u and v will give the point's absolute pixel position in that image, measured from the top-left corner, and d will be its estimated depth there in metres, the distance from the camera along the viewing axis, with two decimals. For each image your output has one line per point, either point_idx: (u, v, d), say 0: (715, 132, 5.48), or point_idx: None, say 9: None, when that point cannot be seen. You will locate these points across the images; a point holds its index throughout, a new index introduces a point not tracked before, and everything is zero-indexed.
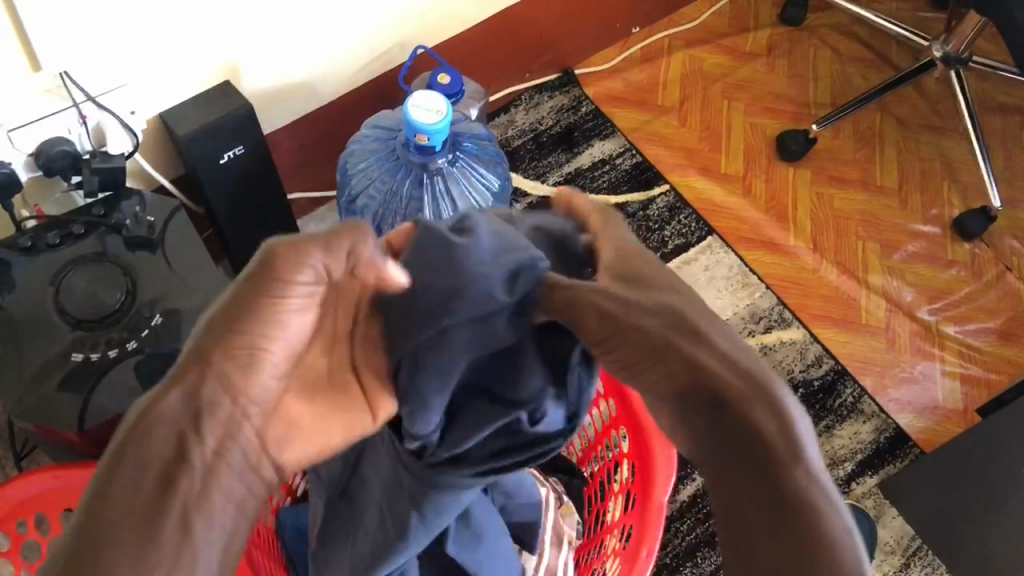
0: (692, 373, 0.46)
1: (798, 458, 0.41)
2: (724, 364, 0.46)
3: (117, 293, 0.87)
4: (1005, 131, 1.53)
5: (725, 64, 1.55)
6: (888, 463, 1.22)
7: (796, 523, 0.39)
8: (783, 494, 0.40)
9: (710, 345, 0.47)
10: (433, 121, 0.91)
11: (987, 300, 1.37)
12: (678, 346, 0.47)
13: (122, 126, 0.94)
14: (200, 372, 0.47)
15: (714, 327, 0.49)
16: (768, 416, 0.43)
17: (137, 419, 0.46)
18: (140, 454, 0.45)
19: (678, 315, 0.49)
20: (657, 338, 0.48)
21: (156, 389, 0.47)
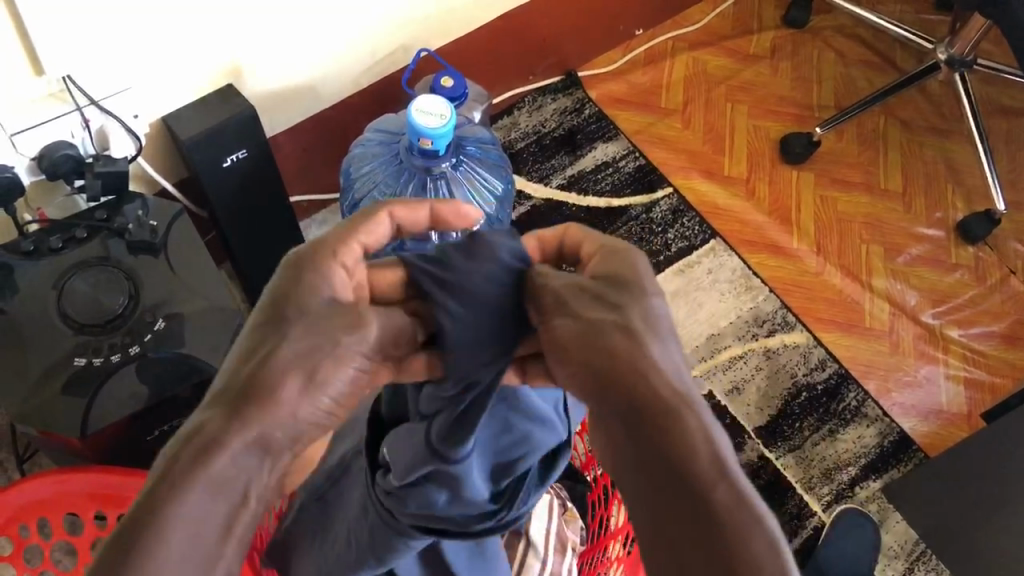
0: (629, 380, 0.48)
1: (722, 476, 0.43)
2: (662, 370, 0.48)
3: (119, 297, 0.87)
4: (1009, 133, 1.53)
5: (729, 66, 1.54)
6: (891, 467, 1.22)
7: (717, 537, 0.41)
8: (711, 508, 0.42)
9: (651, 348, 0.49)
10: (437, 125, 0.91)
11: (992, 303, 1.36)
12: (613, 344, 0.49)
13: (125, 130, 0.93)
14: (256, 394, 0.46)
15: (651, 326, 0.51)
16: (697, 426, 0.45)
17: (198, 453, 0.43)
18: (206, 474, 0.43)
19: (617, 319, 0.51)
20: (591, 333, 0.51)
21: (216, 426, 0.45)
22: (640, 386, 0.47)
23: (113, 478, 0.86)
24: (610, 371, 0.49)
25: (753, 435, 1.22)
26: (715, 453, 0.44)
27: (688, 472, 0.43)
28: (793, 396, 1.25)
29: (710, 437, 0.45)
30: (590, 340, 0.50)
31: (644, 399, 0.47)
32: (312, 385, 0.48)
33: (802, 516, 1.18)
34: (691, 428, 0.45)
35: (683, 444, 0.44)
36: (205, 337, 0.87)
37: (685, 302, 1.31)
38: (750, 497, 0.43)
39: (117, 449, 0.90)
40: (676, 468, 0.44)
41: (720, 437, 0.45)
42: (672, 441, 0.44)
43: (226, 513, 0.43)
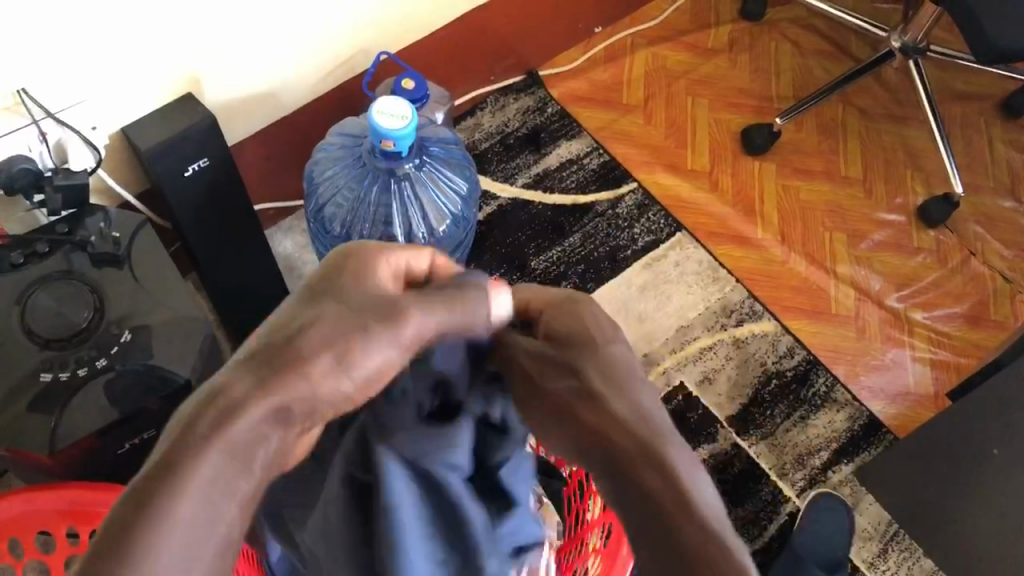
0: (631, 468, 0.45)
1: (691, 516, 0.43)
2: (633, 422, 0.47)
3: (84, 310, 0.86)
4: (965, 118, 1.55)
5: (688, 61, 1.56)
6: (862, 451, 1.24)
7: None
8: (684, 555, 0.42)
9: (618, 405, 0.48)
10: (400, 127, 0.91)
11: (954, 285, 1.39)
12: (580, 417, 0.48)
13: (83, 141, 0.92)
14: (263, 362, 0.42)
15: (612, 378, 0.49)
16: (663, 482, 0.44)
17: (231, 391, 0.41)
18: (260, 417, 0.40)
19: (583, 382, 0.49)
20: (566, 410, 0.50)
21: (245, 370, 0.42)
22: (610, 439, 0.47)
23: (84, 494, 0.85)
24: (598, 445, 0.47)
25: (725, 424, 1.24)
26: (684, 496, 0.44)
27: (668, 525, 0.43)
28: (763, 384, 1.27)
29: (695, 498, 0.43)
30: (568, 410, 0.49)
31: (619, 450, 0.46)
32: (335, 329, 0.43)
33: (777, 502, 1.19)
34: (650, 481, 0.44)
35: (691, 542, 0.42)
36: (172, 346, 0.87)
37: (653, 295, 1.32)
38: (733, 555, 0.41)
39: (88, 464, 0.89)
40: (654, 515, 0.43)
41: (696, 481, 0.45)
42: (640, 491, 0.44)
43: (240, 483, 0.39)
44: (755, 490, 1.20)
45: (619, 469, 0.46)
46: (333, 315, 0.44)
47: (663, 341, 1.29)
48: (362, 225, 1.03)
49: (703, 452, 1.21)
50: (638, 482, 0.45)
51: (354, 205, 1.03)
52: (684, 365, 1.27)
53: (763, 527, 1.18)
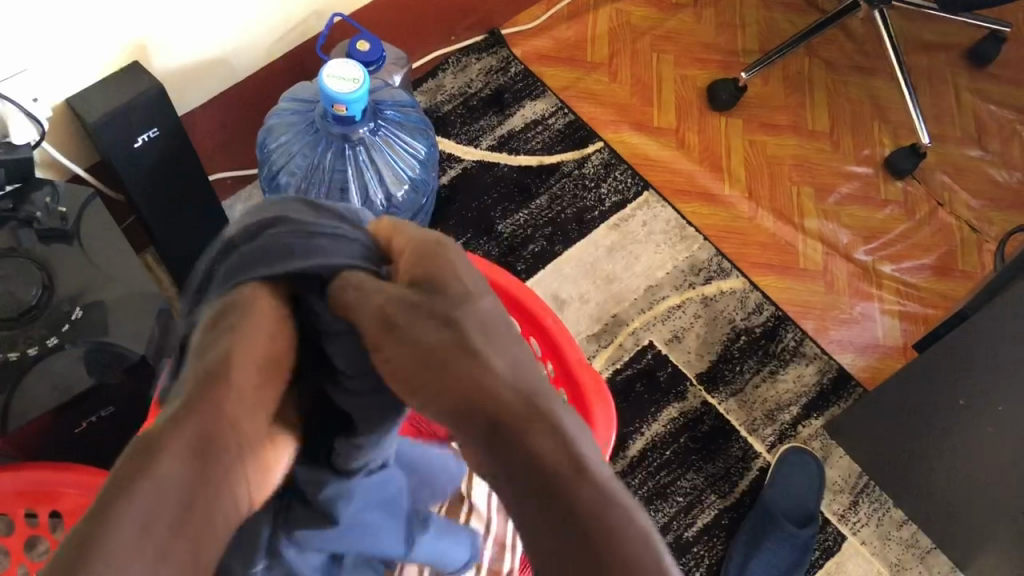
0: (483, 408, 0.50)
1: (578, 473, 0.47)
2: (503, 382, 0.50)
3: (33, 288, 0.83)
4: (931, 68, 1.54)
5: (653, 17, 1.53)
6: (832, 404, 1.24)
7: (586, 530, 0.45)
8: (570, 504, 0.46)
9: (492, 361, 0.51)
10: (351, 90, 0.88)
11: (921, 237, 1.38)
12: (456, 374, 0.50)
13: (25, 114, 0.90)
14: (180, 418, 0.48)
15: (485, 334, 0.53)
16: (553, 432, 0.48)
17: (153, 448, 0.46)
18: (184, 461, 0.46)
19: (453, 336, 0.52)
20: (430, 359, 0.51)
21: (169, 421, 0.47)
22: (486, 390, 0.50)
23: (47, 474, 0.84)
24: (468, 405, 0.50)
25: (695, 382, 1.24)
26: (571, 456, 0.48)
27: (558, 491, 0.46)
28: (731, 341, 1.27)
29: (564, 440, 0.48)
30: (434, 369, 0.51)
31: (496, 407, 0.49)
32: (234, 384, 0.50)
33: (747, 458, 1.20)
34: (540, 435, 0.48)
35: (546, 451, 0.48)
36: (127, 322, 0.85)
37: (621, 255, 1.31)
38: (616, 500, 0.47)
39: (45, 444, 0.87)
40: (555, 484, 0.47)
41: (575, 433, 0.50)
42: (524, 449, 0.48)
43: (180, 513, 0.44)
44: (725, 446, 1.20)
45: (497, 431, 0.49)
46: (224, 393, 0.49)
47: (632, 301, 1.28)
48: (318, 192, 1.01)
49: (673, 410, 1.21)
50: (522, 443, 0.48)
51: (309, 172, 1.01)
52: (653, 324, 1.26)
53: (734, 483, 1.18)
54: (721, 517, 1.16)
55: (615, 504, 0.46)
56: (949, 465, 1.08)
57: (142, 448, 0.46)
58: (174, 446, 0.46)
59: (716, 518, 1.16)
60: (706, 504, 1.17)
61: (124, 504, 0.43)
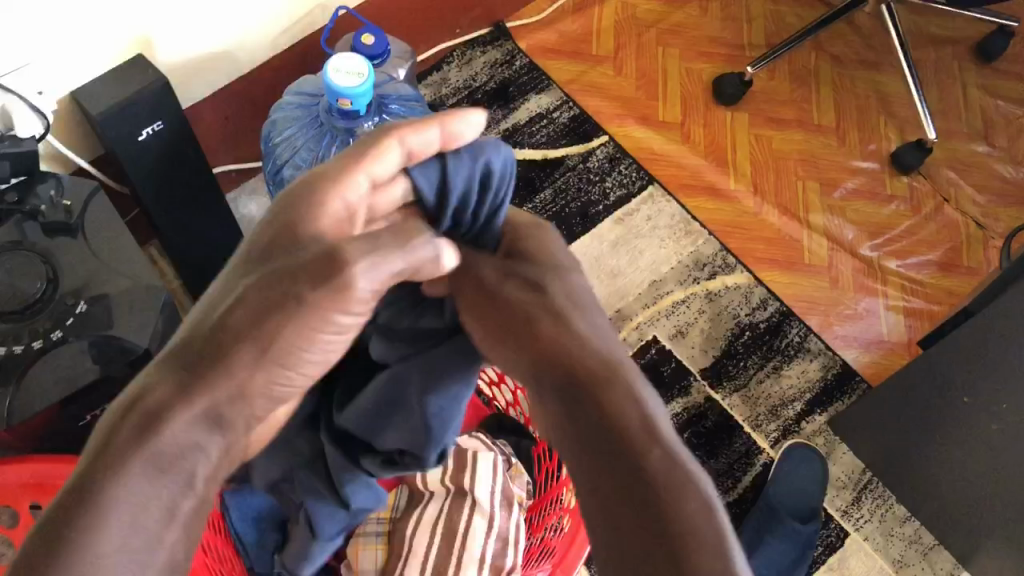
0: (586, 381, 0.52)
1: (654, 439, 0.50)
2: (600, 352, 0.54)
3: (37, 281, 0.83)
4: (937, 62, 1.54)
5: (659, 10, 1.53)
6: (836, 400, 1.24)
7: (662, 512, 0.48)
8: (649, 474, 0.49)
9: (580, 325, 0.55)
10: (356, 84, 0.88)
11: (927, 233, 1.38)
12: (542, 330, 0.55)
13: (31, 108, 0.90)
14: (204, 370, 0.47)
15: (576, 306, 0.57)
16: (633, 404, 0.51)
17: (151, 420, 0.46)
18: (188, 422, 0.47)
19: (548, 304, 0.56)
20: (522, 316, 0.56)
21: (174, 386, 0.47)
22: (576, 359, 0.53)
23: (51, 466, 0.84)
24: (550, 362, 0.54)
25: (699, 377, 1.23)
26: (647, 420, 0.51)
27: (634, 449, 0.50)
28: (735, 336, 1.26)
29: (647, 406, 0.52)
30: (523, 323, 0.56)
31: (579, 368, 0.53)
32: (276, 344, 0.48)
33: (750, 454, 1.20)
34: (614, 399, 0.51)
35: (617, 408, 0.51)
36: (132, 314, 0.85)
37: (625, 250, 1.31)
38: (683, 464, 0.50)
39: (51, 436, 0.88)
40: (620, 441, 0.50)
41: (648, 397, 0.53)
42: (604, 407, 0.51)
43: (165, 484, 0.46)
44: (729, 442, 1.20)
45: (575, 396, 0.52)
46: (253, 345, 0.48)
47: (636, 296, 1.28)
48: None
49: (677, 406, 1.21)
50: (604, 398, 0.52)
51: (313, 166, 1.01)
52: (657, 319, 1.26)
53: (737, 478, 1.19)
54: None
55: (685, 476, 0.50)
56: (951, 462, 1.08)
57: (147, 415, 0.46)
58: (176, 408, 0.46)
59: None
60: None
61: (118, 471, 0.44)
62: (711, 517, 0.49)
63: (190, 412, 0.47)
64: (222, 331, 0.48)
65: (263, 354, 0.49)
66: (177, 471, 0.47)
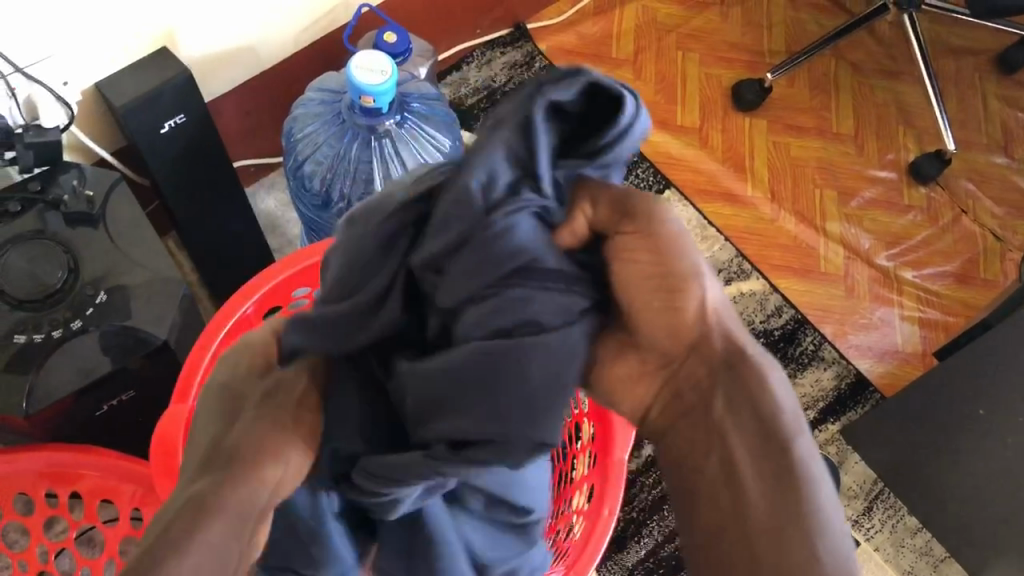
0: (721, 363, 0.50)
1: (787, 438, 0.49)
2: (725, 334, 0.50)
3: (58, 271, 0.84)
4: (958, 73, 1.53)
5: (679, 14, 1.52)
6: (849, 409, 1.24)
7: (800, 516, 0.48)
8: (792, 466, 0.49)
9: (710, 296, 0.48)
10: (378, 82, 0.88)
11: (944, 244, 1.37)
12: (685, 298, 0.47)
13: (55, 98, 0.91)
14: (227, 468, 0.49)
15: (702, 269, 0.48)
16: (766, 394, 0.50)
17: (202, 502, 0.46)
18: (235, 490, 0.48)
19: (687, 270, 0.47)
20: (656, 279, 0.47)
21: (210, 475, 0.48)
22: (709, 345, 0.50)
23: (70, 456, 0.84)
24: (682, 347, 0.50)
25: None
26: (782, 411, 0.50)
27: (778, 439, 0.49)
28: None
29: (774, 396, 0.50)
30: (665, 288, 0.47)
31: (715, 357, 0.50)
32: (281, 438, 0.52)
33: None
34: (755, 391, 0.50)
35: (756, 399, 0.50)
36: (151, 306, 0.85)
37: None
38: (812, 464, 0.49)
39: (69, 425, 0.88)
40: (773, 436, 0.49)
41: (777, 390, 0.51)
42: (752, 393, 0.50)
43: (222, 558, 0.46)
44: None
45: (733, 377, 0.50)
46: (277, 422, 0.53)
47: None
48: (342, 183, 1.02)
49: None
50: (749, 389, 0.50)
51: (334, 162, 1.01)
52: None
53: None
54: None
55: (809, 467, 0.49)
56: (964, 475, 1.08)
57: (197, 496, 0.47)
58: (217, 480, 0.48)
59: None
60: None
61: (180, 530, 0.45)
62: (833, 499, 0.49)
63: (226, 501, 0.47)
64: (230, 424, 0.51)
65: (267, 444, 0.51)
66: (230, 545, 0.47)
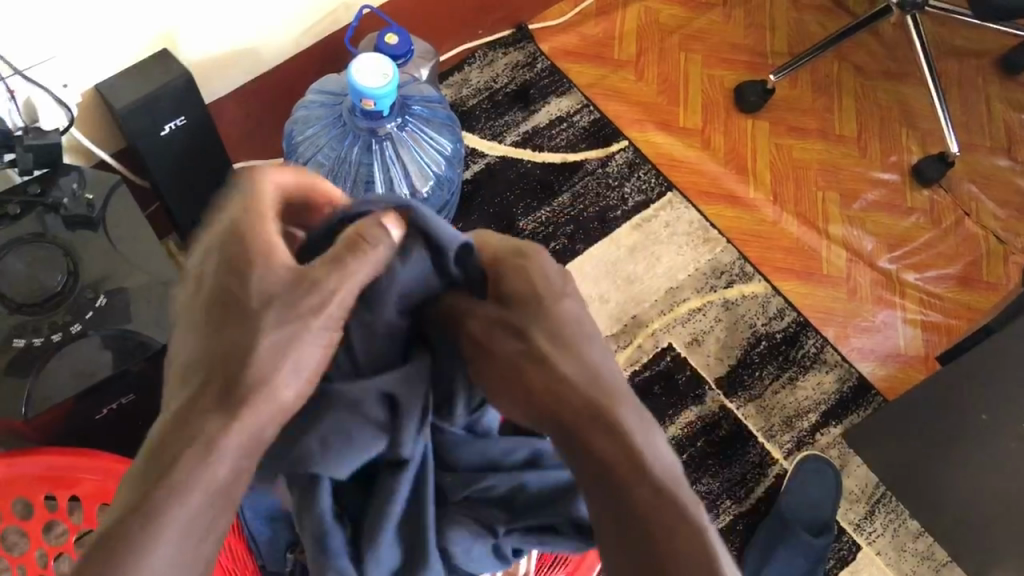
0: (574, 410, 0.51)
1: (643, 472, 0.49)
2: (594, 372, 0.53)
3: (57, 274, 0.84)
4: (962, 75, 1.53)
5: (682, 15, 1.52)
6: (850, 413, 1.23)
7: (656, 552, 0.48)
8: (641, 513, 0.49)
9: (583, 351, 0.54)
10: (379, 85, 0.88)
11: (947, 247, 1.37)
12: (533, 374, 0.54)
13: (53, 100, 0.90)
14: (233, 393, 0.47)
15: (579, 330, 0.56)
16: (632, 434, 0.50)
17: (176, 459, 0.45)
18: (220, 432, 0.46)
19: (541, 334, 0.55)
20: (512, 364, 0.55)
21: (196, 409, 0.46)
22: (565, 389, 0.52)
23: (65, 460, 0.84)
24: (538, 401, 0.53)
25: (714, 386, 1.23)
26: (646, 458, 0.50)
27: (630, 479, 0.49)
28: (752, 346, 1.26)
29: (641, 439, 0.50)
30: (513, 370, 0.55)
31: (572, 404, 0.52)
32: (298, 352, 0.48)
33: (764, 465, 1.19)
34: (614, 438, 0.50)
35: (606, 444, 0.50)
36: (150, 310, 0.85)
37: (643, 256, 1.31)
38: (676, 493, 0.49)
39: (68, 429, 0.88)
40: (622, 480, 0.49)
41: (649, 439, 0.51)
42: (608, 448, 0.50)
43: (204, 518, 0.46)
44: (743, 452, 1.20)
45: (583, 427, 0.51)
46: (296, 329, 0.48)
47: (652, 303, 1.27)
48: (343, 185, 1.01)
49: (690, 414, 1.21)
50: (604, 434, 0.50)
51: (335, 165, 1.01)
52: (673, 326, 1.26)
53: (750, 488, 1.18)
54: (736, 523, 1.16)
55: (673, 498, 0.49)
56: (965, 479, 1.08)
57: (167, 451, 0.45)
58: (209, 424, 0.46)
59: (731, 524, 1.16)
60: (722, 509, 1.17)
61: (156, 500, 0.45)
62: (700, 542, 0.48)
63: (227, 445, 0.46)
64: (236, 346, 0.47)
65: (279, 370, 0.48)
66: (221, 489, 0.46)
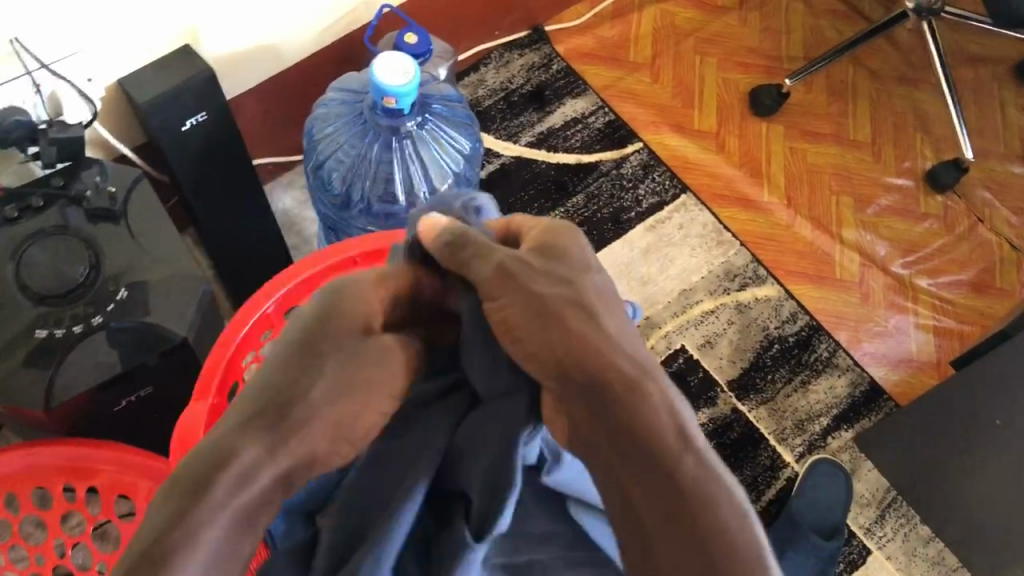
0: (596, 370, 0.43)
1: (688, 447, 0.42)
2: (621, 351, 0.43)
3: (80, 267, 0.84)
4: (977, 81, 1.53)
5: (698, 18, 1.52)
6: (862, 417, 1.23)
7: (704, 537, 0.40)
8: (680, 483, 0.41)
9: (605, 323, 0.44)
10: (402, 83, 0.89)
11: (960, 253, 1.37)
12: (572, 329, 0.43)
13: (77, 92, 0.91)
14: (279, 420, 0.42)
15: (604, 299, 0.46)
16: (660, 401, 0.42)
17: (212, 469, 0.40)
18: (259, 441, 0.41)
19: (573, 293, 0.45)
20: (543, 305, 0.44)
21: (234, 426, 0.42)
22: (606, 361, 0.43)
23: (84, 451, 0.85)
24: (553, 356, 0.44)
25: (726, 388, 1.23)
26: (678, 424, 0.42)
27: (665, 460, 0.41)
28: (764, 349, 1.26)
29: (674, 409, 0.42)
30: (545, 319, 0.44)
31: (604, 369, 0.43)
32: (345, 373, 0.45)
33: (775, 467, 1.20)
34: (641, 414, 0.42)
35: (646, 419, 0.41)
36: (170, 303, 0.85)
37: (657, 258, 1.31)
38: (717, 471, 0.42)
39: (87, 420, 0.89)
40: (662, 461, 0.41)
41: (678, 405, 0.43)
42: (636, 420, 0.42)
43: (241, 527, 0.41)
44: (754, 454, 1.20)
45: (602, 393, 0.43)
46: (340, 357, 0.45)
47: (665, 304, 1.28)
48: (362, 183, 1.02)
49: (702, 416, 1.21)
50: (633, 409, 0.42)
51: (355, 163, 1.02)
52: (685, 328, 1.27)
53: (760, 492, 1.19)
54: None
55: (712, 480, 0.41)
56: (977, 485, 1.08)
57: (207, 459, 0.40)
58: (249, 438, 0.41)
59: None
60: None
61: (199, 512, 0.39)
62: (747, 521, 0.41)
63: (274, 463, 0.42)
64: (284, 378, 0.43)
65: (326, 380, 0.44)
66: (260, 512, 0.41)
